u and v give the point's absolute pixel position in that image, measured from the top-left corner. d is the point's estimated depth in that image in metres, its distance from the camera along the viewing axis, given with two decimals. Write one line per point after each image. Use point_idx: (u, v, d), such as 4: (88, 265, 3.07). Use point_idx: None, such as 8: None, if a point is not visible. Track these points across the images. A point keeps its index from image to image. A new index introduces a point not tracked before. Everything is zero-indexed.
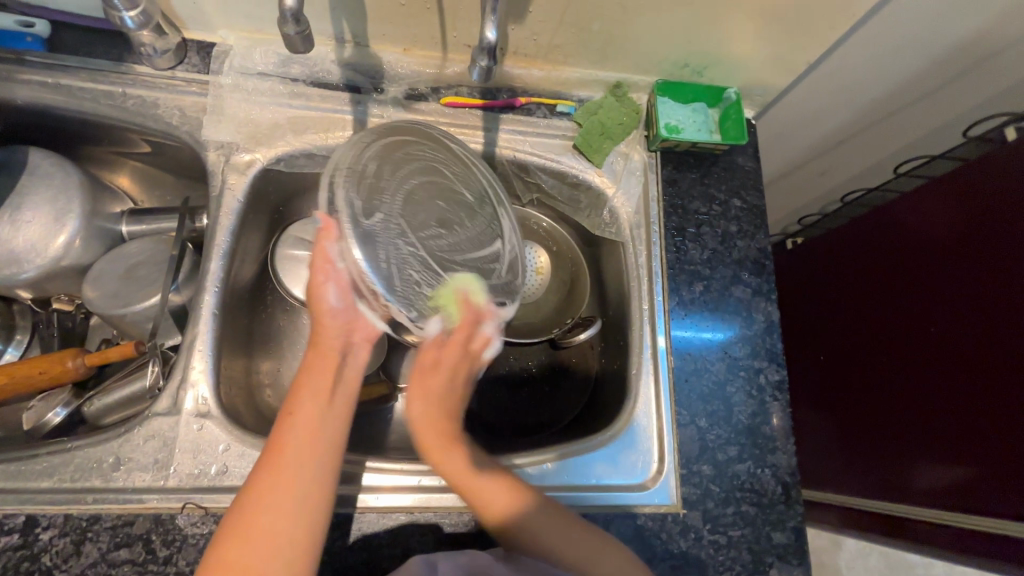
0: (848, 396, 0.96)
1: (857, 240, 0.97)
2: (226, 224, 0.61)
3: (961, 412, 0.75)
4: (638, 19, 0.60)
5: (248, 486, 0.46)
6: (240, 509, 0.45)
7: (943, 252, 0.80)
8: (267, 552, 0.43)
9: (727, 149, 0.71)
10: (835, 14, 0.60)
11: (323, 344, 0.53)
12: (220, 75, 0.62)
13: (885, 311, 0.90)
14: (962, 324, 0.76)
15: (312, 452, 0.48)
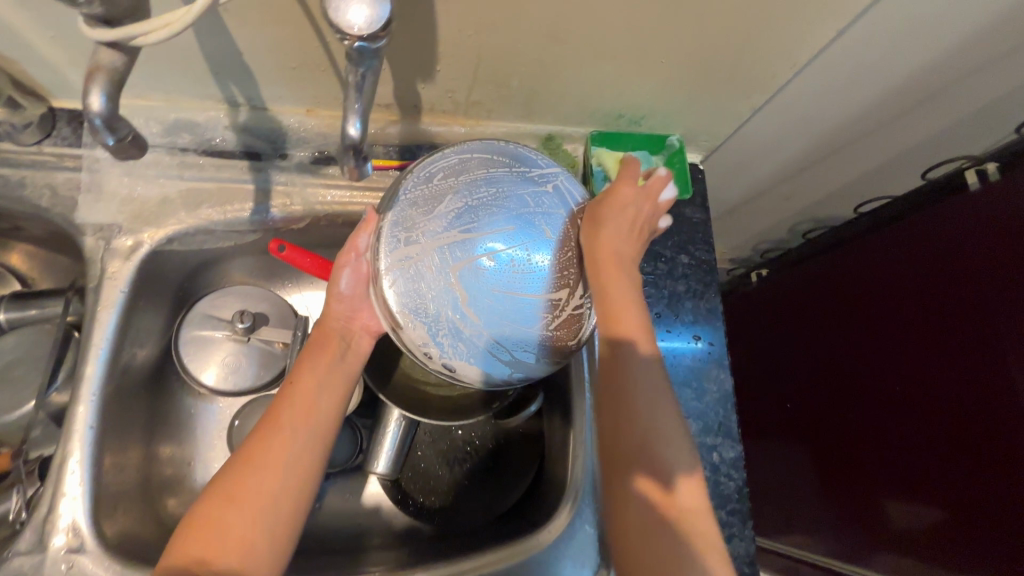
0: (813, 441, 0.92)
1: (814, 276, 0.93)
2: (106, 318, 0.53)
3: (929, 471, 0.71)
4: (560, 73, 0.54)
5: (245, 445, 0.47)
6: (231, 474, 0.45)
7: (903, 300, 0.76)
8: (251, 518, 0.43)
9: (672, 201, 0.66)
10: (774, 62, 0.55)
11: (327, 325, 0.53)
12: (96, 148, 0.55)
13: (846, 356, 0.85)
14: (926, 379, 0.72)
15: (307, 426, 0.48)
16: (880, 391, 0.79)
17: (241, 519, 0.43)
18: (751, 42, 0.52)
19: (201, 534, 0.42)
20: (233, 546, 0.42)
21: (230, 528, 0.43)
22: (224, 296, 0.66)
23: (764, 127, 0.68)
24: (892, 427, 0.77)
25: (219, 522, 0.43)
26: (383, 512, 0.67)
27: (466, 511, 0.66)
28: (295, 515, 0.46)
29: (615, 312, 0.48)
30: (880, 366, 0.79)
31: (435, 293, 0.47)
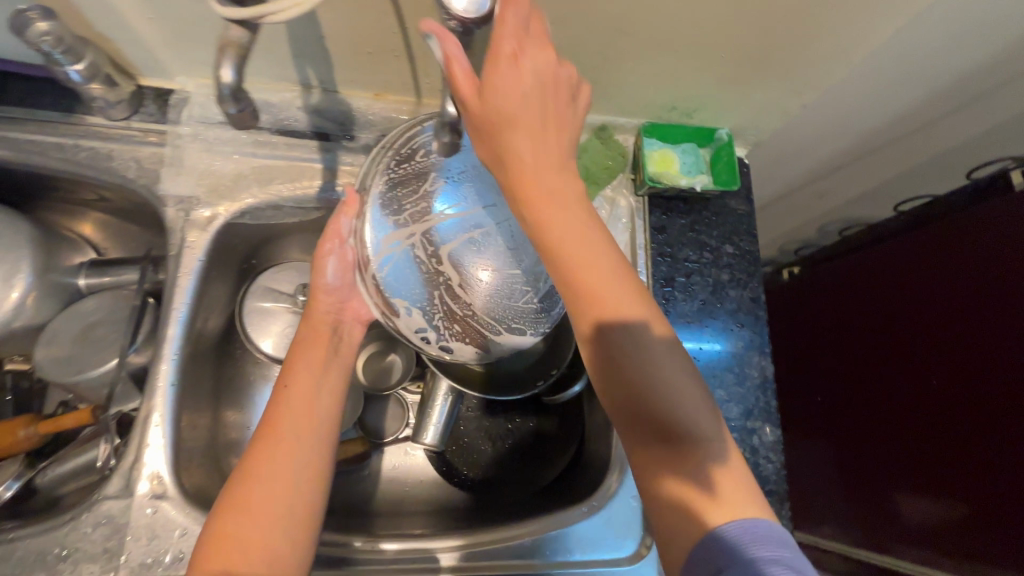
0: (834, 439, 0.95)
1: (839, 281, 0.95)
2: (186, 284, 0.57)
3: (945, 478, 0.75)
4: (622, 65, 0.56)
5: (244, 459, 0.49)
6: (237, 487, 0.47)
7: (928, 312, 0.78)
8: (267, 523, 0.45)
9: (718, 193, 0.68)
10: (832, 59, 0.56)
11: (317, 319, 0.57)
12: (179, 124, 0.59)
13: (868, 362, 0.88)
14: (947, 391, 0.75)
15: (307, 427, 0.51)
16: (902, 398, 0.82)
17: (259, 527, 0.45)
18: (811, 40, 0.53)
19: (217, 549, 0.43)
20: (253, 554, 0.44)
21: (247, 536, 0.44)
22: (284, 271, 0.69)
23: (810, 124, 0.69)
24: (910, 434, 0.80)
25: (233, 533, 0.44)
26: (428, 482, 0.70)
27: (507, 484, 0.69)
28: (309, 512, 0.48)
29: (579, 258, 0.36)
30: (902, 374, 0.82)
31: (425, 279, 0.52)
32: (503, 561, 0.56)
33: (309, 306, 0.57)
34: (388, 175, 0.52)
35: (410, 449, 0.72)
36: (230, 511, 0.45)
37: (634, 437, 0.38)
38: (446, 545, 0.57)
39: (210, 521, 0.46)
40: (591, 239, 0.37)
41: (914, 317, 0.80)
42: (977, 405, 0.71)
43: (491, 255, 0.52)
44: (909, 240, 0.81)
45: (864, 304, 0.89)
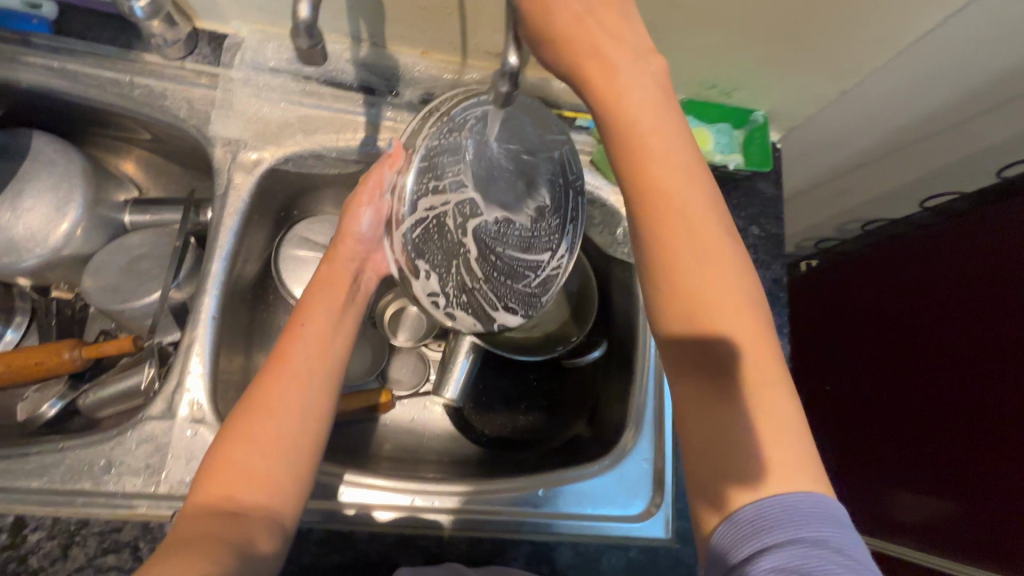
0: (843, 435, 0.98)
1: (855, 282, 0.96)
2: (230, 224, 0.59)
3: (948, 481, 0.77)
4: (667, 37, 0.57)
5: (252, 388, 0.47)
6: (242, 414, 0.45)
7: (942, 321, 0.79)
8: (268, 453, 0.44)
9: (748, 174, 0.69)
10: (876, 44, 0.57)
11: (339, 262, 0.56)
12: (231, 68, 0.60)
13: (880, 367, 0.90)
14: (956, 400, 0.77)
15: (317, 361, 0.49)
16: (912, 403, 0.84)
17: (261, 456, 0.43)
18: (858, 23, 0.54)
19: (219, 474, 0.42)
20: (256, 482, 0.42)
21: (250, 464, 0.43)
22: (319, 222, 0.71)
23: (845, 113, 0.70)
24: (919, 437, 0.82)
25: (237, 459, 0.43)
26: (444, 436, 0.73)
27: (521, 443, 0.71)
28: (312, 448, 0.46)
29: (660, 190, 0.35)
30: (913, 379, 0.84)
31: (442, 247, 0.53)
32: (517, 509, 0.57)
33: (334, 250, 0.57)
34: (437, 132, 0.50)
35: (429, 403, 0.74)
36: (236, 435, 0.44)
37: (688, 387, 0.36)
38: (461, 490, 0.57)
39: (214, 445, 0.44)
40: (691, 187, 0.36)
41: (925, 319, 0.82)
42: (982, 415, 0.73)
43: (511, 240, 0.57)
44: (921, 243, 0.82)
45: (878, 304, 0.91)
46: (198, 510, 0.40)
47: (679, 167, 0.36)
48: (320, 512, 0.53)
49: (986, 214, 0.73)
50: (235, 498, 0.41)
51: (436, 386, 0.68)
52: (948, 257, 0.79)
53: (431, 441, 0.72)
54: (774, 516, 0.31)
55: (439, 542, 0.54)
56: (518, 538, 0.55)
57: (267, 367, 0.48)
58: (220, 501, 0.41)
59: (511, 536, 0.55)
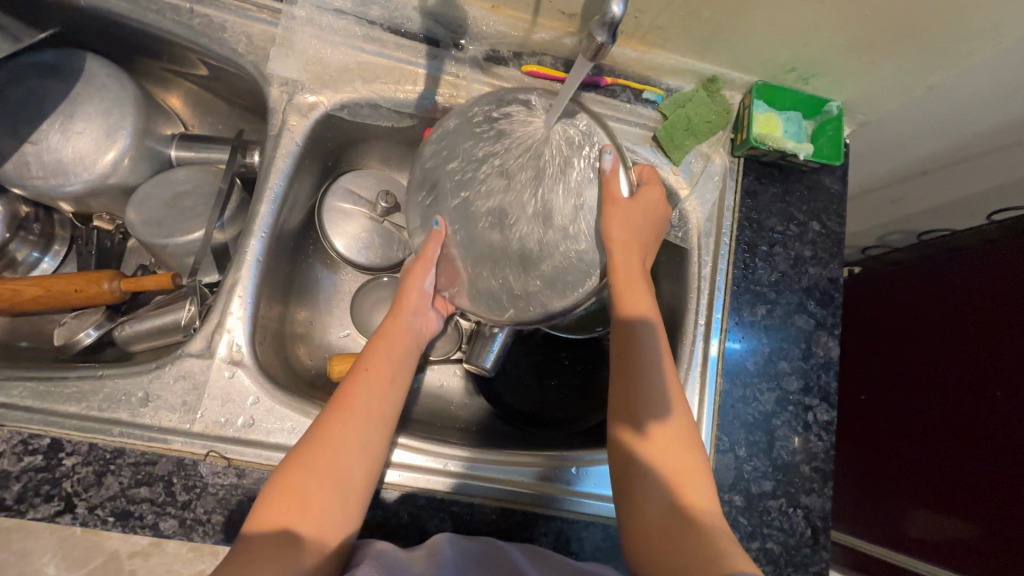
0: (860, 440, 0.90)
1: (890, 286, 0.91)
2: (281, 166, 0.58)
3: (982, 501, 0.70)
4: (756, 11, 0.54)
5: (318, 421, 0.46)
6: (305, 447, 0.44)
7: (1001, 333, 0.72)
8: (333, 491, 0.43)
9: (815, 167, 0.66)
10: (980, 36, 0.53)
11: (404, 318, 0.54)
12: (295, 5, 0.58)
13: (919, 375, 0.82)
14: (1007, 416, 0.69)
15: (382, 402, 0.48)
16: (951, 416, 0.76)
17: (322, 488, 0.43)
18: (965, 10, 0.50)
19: (282, 498, 0.41)
20: (313, 515, 0.42)
21: (307, 496, 0.42)
22: (366, 175, 0.69)
23: (925, 112, 0.66)
24: (955, 453, 0.74)
25: (301, 488, 0.42)
26: (472, 405, 0.72)
27: (549, 421, 0.70)
28: (368, 488, 0.45)
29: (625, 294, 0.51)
30: (957, 391, 0.76)
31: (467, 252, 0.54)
32: (547, 484, 0.56)
33: (401, 301, 0.55)
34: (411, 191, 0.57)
35: (460, 371, 0.73)
36: (298, 468, 0.43)
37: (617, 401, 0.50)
38: (497, 458, 0.56)
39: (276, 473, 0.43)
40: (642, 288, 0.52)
41: (952, 336, 0.78)
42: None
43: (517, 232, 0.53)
44: (968, 256, 0.78)
45: (904, 316, 0.87)
46: (261, 531, 0.40)
47: (638, 280, 0.52)
48: None
49: None
50: (292, 528, 0.41)
51: (471, 355, 0.67)
52: (992, 272, 0.74)
53: (458, 410, 0.71)
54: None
55: (469, 508, 0.53)
56: (549, 514, 0.54)
57: (334, 403, 0.46)
58: (281, 528, 0.40)
59: (543, 511, 0.54)
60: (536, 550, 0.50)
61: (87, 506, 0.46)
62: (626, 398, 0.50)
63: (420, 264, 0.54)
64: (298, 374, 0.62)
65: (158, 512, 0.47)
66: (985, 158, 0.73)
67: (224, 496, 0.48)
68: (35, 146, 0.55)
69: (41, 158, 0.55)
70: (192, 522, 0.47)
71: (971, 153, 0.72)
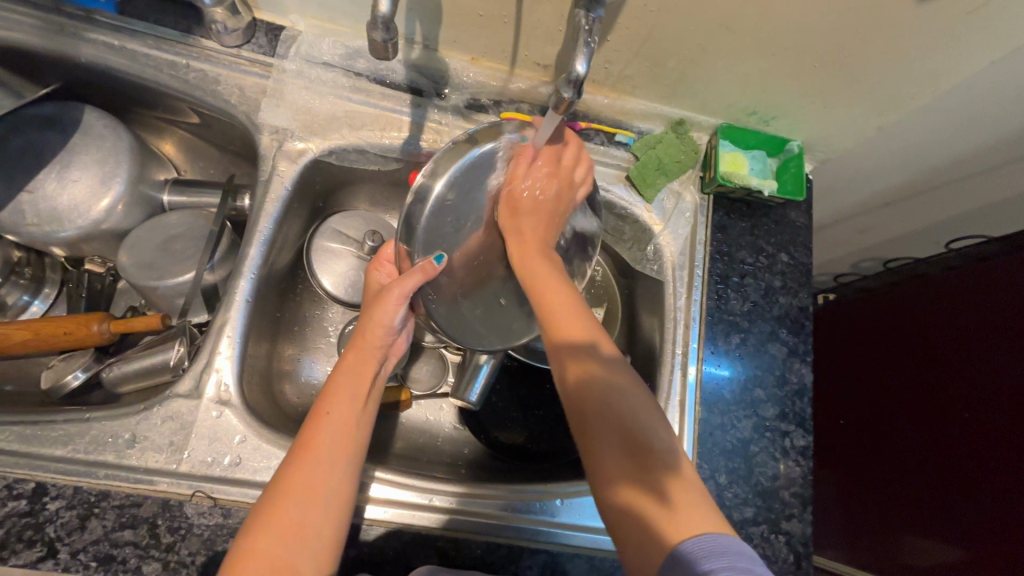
0: (845, 467, 0.91)
1: (863, 312, 0.94)
2: (271, 210, 0.60)
3: (966, 525, 0.71)
4: (715, 62, 0.58)
5: (274, 478, 0.45)
6: (266, 506, 0.43)
7: (966, 357, 0.74)
8: (298, 543, 0.42)
9: (780, 202, 0.69)
10: (919, 82, 0.58)
11: (362, 353, 0.53)
12: (285, 59, 0.62)
13: (896, 400, 0.84)
14: (978, 434, 0.71)
15: (346, 452, 0.47)
16: (928, 439, 0.77)
17: (287, 542, 0.42)
18: (903, 60, 0.55)
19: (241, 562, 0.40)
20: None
21: (273, 556, 0.41)
22: (353, 216, 0.71)
23: (880, 149, 0.70)
24: (936, 476, 0.75)
25: (264, 546, 0.41)
26: (459, 439, 0.72)
27: (535, 454, 0.71)
28: (335, 539, 0.44)
29: (563, 319, 0.49)
30: (930, 415, 0.78)
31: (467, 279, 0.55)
32: (531, 516, 0.56)
33: (360, 337, 0.53)
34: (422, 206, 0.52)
35: (447, 406, 0.74)
36: (260, 530, 0.42)
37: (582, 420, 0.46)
38: (480, 492, 0.57)
39: (241, 533, 0.42)
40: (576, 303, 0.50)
41: (924, 361, 0.80)
42: (1007, 454, 0.67)
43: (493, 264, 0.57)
44: (932, 282, 0.81)
45: (879, 341, 0.89)
46: None
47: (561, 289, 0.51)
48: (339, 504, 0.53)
49: (1002, 259, 0.72)
50: None
51: (457, 389, 0.68)
52: (954, 298, 0.78)
53: (444, 444, 0.72)
54: (711, 547, 0.38)
55: (455, 544, 0.54)
56: (534, 547, 0.55)
57: (293, 454, 0.45)
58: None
59: (527, 544, 0.55)
60: None
61: (69, 551, 0.46)
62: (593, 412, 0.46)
63: (399, 293, 0.52)
64: (285, 413, 0.62)
65: (142, 555, 0.47)
66: (939, 190, 0.77)
67: (209, 537, 0.48)
68: (31, 195, 0.57)
69: (37, 206, 0.57)
70: (176, 565, 0.47)
71: (923, 186, 0.77)
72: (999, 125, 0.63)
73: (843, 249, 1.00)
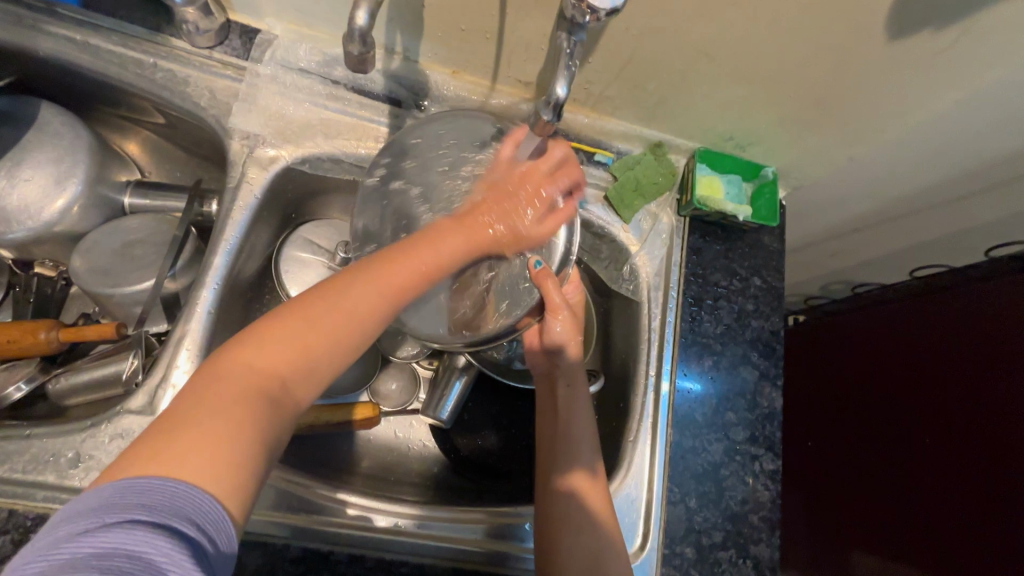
0: (808, 487, 0.92)
1: (831, 334, 0.96)
2: (239, 218, 0.58)
3: (922, 546, 0.72)
4: (695, 87, 0.59)
5: (352, 271, 0.44)
6: (317, 299, 0.41)
7: (929, 383, 0.76)
8: (339, 344, 0.40)
9: (754, 227, 0.70)
10: (888, 116, 0.60)
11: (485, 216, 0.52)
12: (259, 63, 0.60)
13: (859, 422, 0.85)
14: (940, 460, 0.72)
15: (414, 277, 0.45)
16: (889, 463, 0.79)
17: (322, 340, 0.39)
18: (875, 95, 0.57)
19: (278, 343, 0.38)
20: (306, 366, 0.39)
21: (306, 340, 0.39)
22: (325, 226, 0.69)
23: (850, 178, 0.72)
24: (899, 500, 0.76)
25: (324, 327, 0.40)
26: (428, 457, 0.71)
27: (505, 473, 0.70)
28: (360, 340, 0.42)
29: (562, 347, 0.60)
30: (891, 439, 0.79)
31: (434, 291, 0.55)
32: (500, 541, 0.55)
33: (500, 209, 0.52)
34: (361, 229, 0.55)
35: (417, 422, 0.72)
36: (305, 313, 0.40)
37: (545, 420, 0.60)
38: (446, 515, 0.56)
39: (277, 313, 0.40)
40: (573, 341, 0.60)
41: (888, 386, 0.82)
42: (970, 482, 0.68)
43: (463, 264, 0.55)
44: (896, 309, 0.84)
45: (845, 364, 0.91)
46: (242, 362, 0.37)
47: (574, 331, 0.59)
48: (300, 528, 0.51)
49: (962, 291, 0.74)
50: (281, 375, 0.37)
51: (429, 406, 0.67)
52: (917, 325, 0.80)
53: (413, 463, 0.70)
54: None
55: (420, 570, 0.52)
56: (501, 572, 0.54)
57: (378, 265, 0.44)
58: (269, 371, 0.37)
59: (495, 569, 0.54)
60: None
61: None
62: (550, 422, 0.59)
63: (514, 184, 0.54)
64: None
65: None
66: (904, 219, 0.79)
67: None
68: None
69: None
70: None
71: (890, 215, 0.79)
72: (961, 160, 0.65)
73: (813, 271, 1.02)
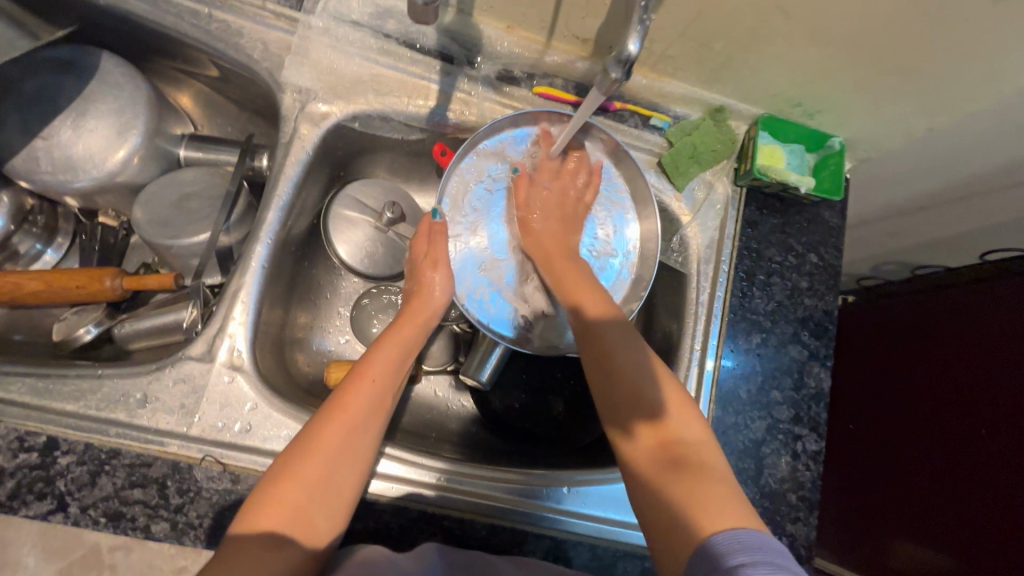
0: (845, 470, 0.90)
1: (883, 316, 0.92)
2: (290, 173, 0.58)
3: (958, 536, 0.71)
4: (765, 47, 0.55)
5: (309, 424, 0.46)
6: (292, 452, 0.44)
7: (987, 370, 0.72)
8: (317, 497, 0.42)
9: (815, 200, 0.67)
10: (982, 83, 0.54)
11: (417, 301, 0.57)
12: (312, 15, 0.59)
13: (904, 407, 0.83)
14: (993, 453, 0.69)
15: (380, 405, 0.48)
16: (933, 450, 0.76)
17: (307, 494, 0.42)
18: (967, 60, 0.52)
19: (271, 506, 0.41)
20: (297, 518, 0.41)
21: (298, 501, 0.42)
22: (373, 186, 0.69)
23: (924, 153, 0.68)
24: (938, 488, 0.74)
25: (309, 475, 0.43)
26: (466, 417, 0.72)
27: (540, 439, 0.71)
28: (351, 495, 0.45)
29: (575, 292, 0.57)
30: (938, 426, 0.77)
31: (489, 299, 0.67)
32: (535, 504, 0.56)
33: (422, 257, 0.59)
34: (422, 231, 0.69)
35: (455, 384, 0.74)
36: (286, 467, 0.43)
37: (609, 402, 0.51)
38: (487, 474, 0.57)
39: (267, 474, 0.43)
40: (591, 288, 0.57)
41: (939, 372, 0.79)
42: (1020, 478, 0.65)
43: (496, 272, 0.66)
44: (956, 294, 0.79)
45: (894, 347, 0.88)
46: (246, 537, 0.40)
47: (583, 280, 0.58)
48: None
49: None
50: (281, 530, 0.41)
51: (469, 368, 0.67)
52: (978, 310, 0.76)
53: (451, 423, 0.71)
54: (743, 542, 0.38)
55: (461, 523, 0.54)
56: (539, 532, 0.55)
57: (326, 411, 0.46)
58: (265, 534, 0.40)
59: (532, 528, 0.55)
60: (524, 561, 0.50)
61: (79, 506, 0.46)
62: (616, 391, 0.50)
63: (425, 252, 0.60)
64: (296, 381, 0.62)
65: (151, 515, 0.47)
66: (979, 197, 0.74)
67: (219, 500, 0.48)
68: (46, 142, 0.55)
69: (52, 153, 0.55)
70: (184, 526, 0.47)
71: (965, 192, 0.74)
72: None
73: (869, 250, 0.97)
